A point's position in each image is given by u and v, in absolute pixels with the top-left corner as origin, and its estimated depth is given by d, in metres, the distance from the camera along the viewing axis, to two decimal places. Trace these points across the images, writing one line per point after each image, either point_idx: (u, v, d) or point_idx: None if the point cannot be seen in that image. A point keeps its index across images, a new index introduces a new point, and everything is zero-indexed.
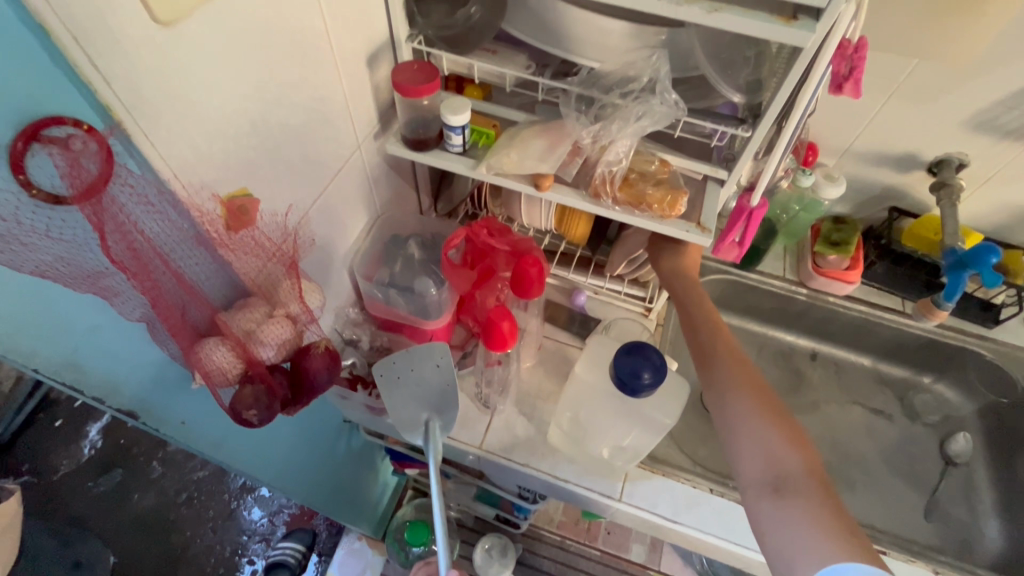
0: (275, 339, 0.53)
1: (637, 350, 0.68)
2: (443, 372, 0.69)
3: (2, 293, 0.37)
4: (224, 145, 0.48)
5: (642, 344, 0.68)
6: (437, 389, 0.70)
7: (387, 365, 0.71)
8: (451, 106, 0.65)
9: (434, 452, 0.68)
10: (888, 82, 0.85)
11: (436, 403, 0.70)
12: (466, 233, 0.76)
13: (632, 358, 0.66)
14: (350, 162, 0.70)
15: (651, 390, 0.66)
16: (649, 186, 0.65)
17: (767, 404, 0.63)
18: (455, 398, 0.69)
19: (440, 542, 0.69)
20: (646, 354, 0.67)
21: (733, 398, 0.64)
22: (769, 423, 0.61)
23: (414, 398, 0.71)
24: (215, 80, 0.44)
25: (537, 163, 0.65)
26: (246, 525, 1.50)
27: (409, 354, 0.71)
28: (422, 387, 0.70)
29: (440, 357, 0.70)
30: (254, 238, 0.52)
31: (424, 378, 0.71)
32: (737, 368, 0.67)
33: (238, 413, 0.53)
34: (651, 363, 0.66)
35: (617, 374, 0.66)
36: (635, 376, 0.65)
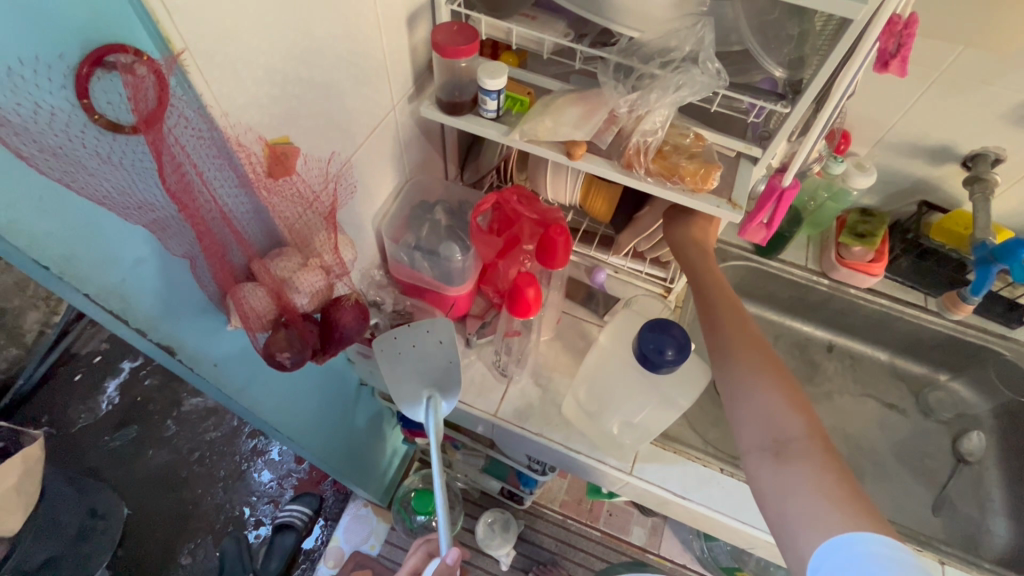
0: (309, 286, 0.54)
1: (662, 326, 0.64)
2: (445, 348, 0.73)
3: (60, 216, 0.37)
4: (270, 89, 0.48)
5: (667, 322, 0.65)
6: (439, 366, 0.73)
7: (389, 341, 0.73)
8: (488, 70, 0.65)
9: (437, 424, 0.69)
10: (930, 70, 0.83)
11: (437, 378, 0.72)
12: (495, 198, 0.76)
13: (657, 334, 0.63)
14: (385, 122, 0.70)
15: (673, 367, 0.63)
16: (682, 159, 0.65)
17: (771, 370, 0.63)
18: (458, 373, 0.72)
19: (440, 514, 0.70)
20: (670, 332, 0.64)
21: (734, 365, 0.64)
22: (771, 389, 0.61)
23: (414, 372, 0.72)
24: (266, 21, 0.45)
25: (572, 130, 0.65)
26: (256, 486, 1.57)
27: (412, 328, 0.74)
28: (424, 363, 0.73)
29: (442, 334, 0.74)
30: (296, 186, 0.54)
31: (424, 354, 0.73)
32: (744, 333, 0.66)
33: (271, 357, 0.54)
34: (675, 340, 0.63)
35: (640, 349, 0.63)
36: (658, 351, 0.62)
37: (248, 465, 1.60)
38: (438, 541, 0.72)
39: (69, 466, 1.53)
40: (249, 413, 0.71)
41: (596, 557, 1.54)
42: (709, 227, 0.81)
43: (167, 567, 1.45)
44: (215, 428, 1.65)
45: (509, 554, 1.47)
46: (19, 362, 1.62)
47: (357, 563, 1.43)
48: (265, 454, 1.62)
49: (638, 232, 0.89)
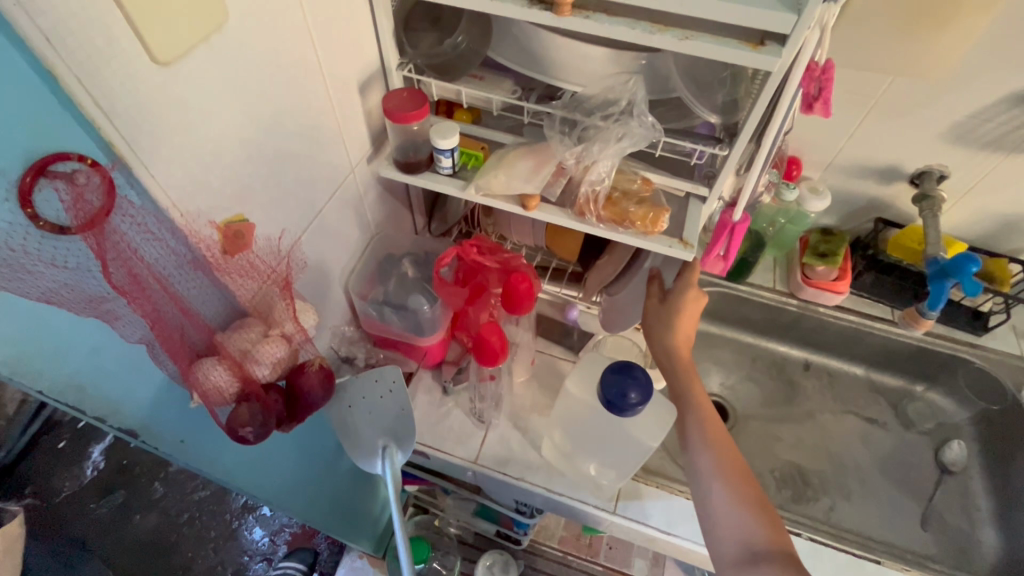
0: (270, 357, 0.55)
1: (626, 369, 0.66)
2: (396, 397, 0.71)
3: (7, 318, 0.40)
4: (222, 171, 0.50)
5: (630, 363, 0.67)
6: (392, 415, 0.72)
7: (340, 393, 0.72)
8: (439, 131, 0.67)
9: (392, 476, 0.71)
10: (866, 98, 0.87)
11: (392, 429, 0.73)
12: (456, 250, 0.77)
13: (620, 378, 0.64)
14: (344, 185, 0.73)
15: (639, 410, 0.64)
16: (632, 204, 0.67)
17: (743, 485, 0.66)
18: (411, 421, 0.72)
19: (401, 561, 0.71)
20: (633, 374, 0.65)
21: (710, 484, 0.68)
22: (745, 507, 0.65)
23: (371, 423, 0.73)
24: (211, 112, 0.47)
25: (523, 184, 0.67)
26: (248, 545, 1.54)
27: (359, 379, 0.72)
28: (376, 413, 0.72)
29: (389, 382, 0.71)
30: (249, 261, 0.55)
31: (376, 403, 0.72)
32: (717, 448, 0.70)
33: (234, 431, 0.54)
34: (639, 383, 0.64)
35: (605, 394, 0.65)
36: (623, 396, 0.64)
37: (238, 524, 1.56)
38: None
39: (52, 539, 1.49)
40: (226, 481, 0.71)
41: None
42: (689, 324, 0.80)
43: None
44: (205, 487, 1.62)
45: None
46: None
47: None
48: (256, 511, 1.58)
49: (600, 276, 0.91)
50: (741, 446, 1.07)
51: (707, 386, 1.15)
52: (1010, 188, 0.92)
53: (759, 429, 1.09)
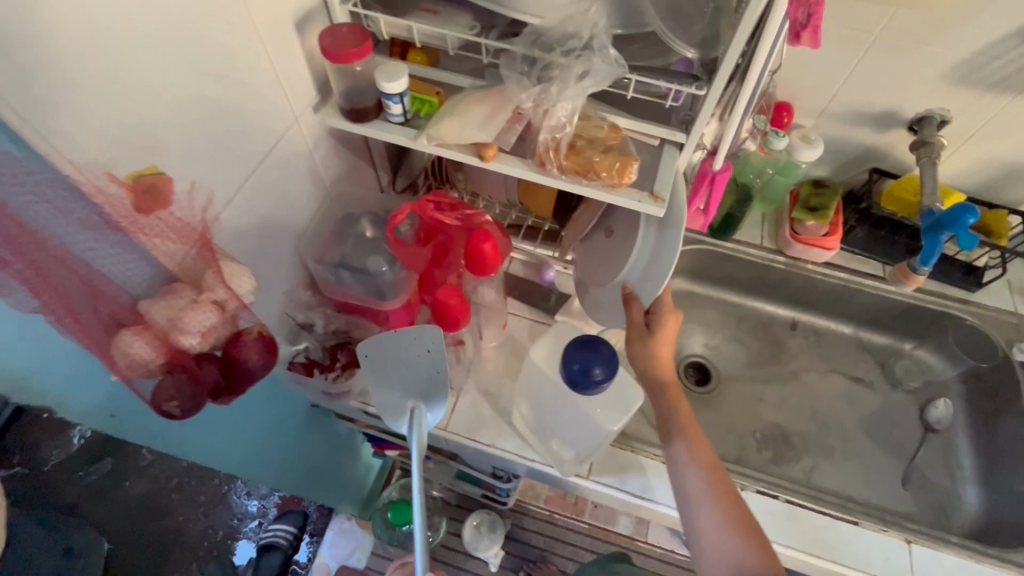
0: (198, 326, 0.50)
1: (590, 344, 0.62)
2: (434, 357, 0.66)
3: None
4: (124, 119, 0.45)
5: (595, 339, 0.62)
6: (425, 374, 0.68)
7: (371, 349, 0.67)
8: (387, 72, 0.61)
9: (421, 440, 0.67)
10: (865, 35, 0.80)
11: (422, 389, 0.69)
12: (411, 208, 0.72)
13: (583, 353, 0.60)
14: (288, 137, 0.66)
15: (605, 387, 0.60)
16: (597, 153, 0.61)
17: (729, 505, 0.66)
18: (443, 383, 0.68)
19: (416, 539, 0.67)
20: (598, 349, 0.61)
21: (698, 509, 0.67)
22: (737, 532, 0.64)
23: (400, 382, 0.69)
24: (91, 49, 0.41)
25: (477, 131, 0.61)
26: (238, 510, 1.58)
27: (396, 337, 0.65)
28: (408, 372, 0.68)
29: (432, 343, 0.65)
30: (167, 220, 0.49)
31: (412, 363, 0.67)
32: (709, 473, 0.68)
33: (159, 406, 0.50)
34: (603, 359, 0.60)
35: (568, 371, 0.60)
36: (586, 371, 0.60)
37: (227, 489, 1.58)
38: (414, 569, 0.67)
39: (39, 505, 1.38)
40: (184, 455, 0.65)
41: (584, 549, 1.53)
42: (663, 334, 0.73)
43: None
44: None
45: (496, 555, 1.46)
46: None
47: None
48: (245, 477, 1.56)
49: (577, 231, 0.87)
50: (723, 407, 1.04)
51: (690, 346, 1.11)
52: (1014, 133, 0.86)
53: (742, 390, 1.06)
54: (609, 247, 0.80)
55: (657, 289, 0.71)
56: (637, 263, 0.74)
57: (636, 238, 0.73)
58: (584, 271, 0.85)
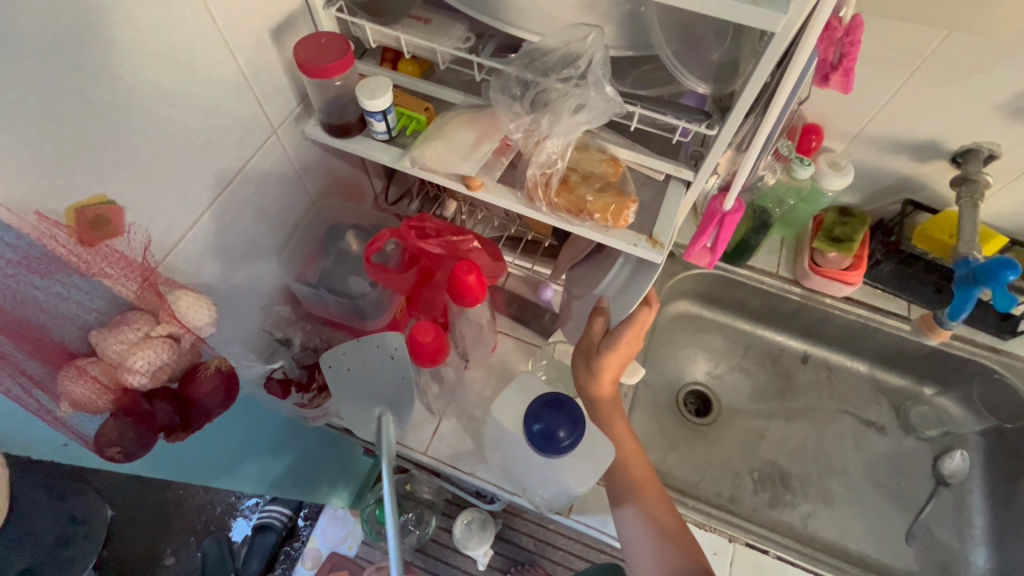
0: (147, 365, 0.48)
1: (556, 403, 0.64)
2: (398, 364, 0.64)
3: None
4: (60, 144, 0.41)
5: (561, 398, 0.64)
6: (391, 382, 0.66)
7: (336, 357, 0.65)
8: (368, 89, 0.56)
9: (388, 445, 0.62)
10: (911, 58, 0.71)
11: (389, 395, 0.66)
12: (393, 232, 0.68)
13: (548, 413, 0.63)
14: (265, 150, 0.62)
15: (568, 449, 0.62)
16: (591, 191, 0.56)
17: (660, 516, 0.68)
18: (412, 390, 0.65)
19: (390, 542, 0.66)
20: (565, 409, 0.63)
21: (631, 525, 0.68)
22: (664, 539, 0.66)
23: (366, 391, 0.66)
24: (14, 73, 0.37)
25: (460, 161, 0.56)
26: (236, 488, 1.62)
27: (358, 345, 0.65)
28: (374, 379, 0.66)
29: (394, 347, 0.64)
30: (115, 253, 0.46)
31: (376, 369, 0.65)
32: (637, 488, 0.70)
33: (101, 450, 0.47)
34: (568, 419, 0.63)
35: (529, 432, 0.63)
36: (551, 435, 0.62)
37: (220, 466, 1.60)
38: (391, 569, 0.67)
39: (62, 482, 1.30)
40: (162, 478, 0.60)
41: (574, 555, 1.52)
42: (617, 357, 0.72)
43: (151, 567, 1.53)
44: None
45: (485, 556, 1.46)
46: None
47: (334, 563, 1.46)
48: None
49: (573, 253, 0.83)
50: (722, 441, 1.00)
51: (692, 373, 1.06)
52: None
53: (743, 424, 1.01)
54: (591, 261, 0.78)
55: (629, 308, 0.69)
56: (615, 279, 0.71)
57: (615, 258, 0.71)
58: (568, 292, 0.82)
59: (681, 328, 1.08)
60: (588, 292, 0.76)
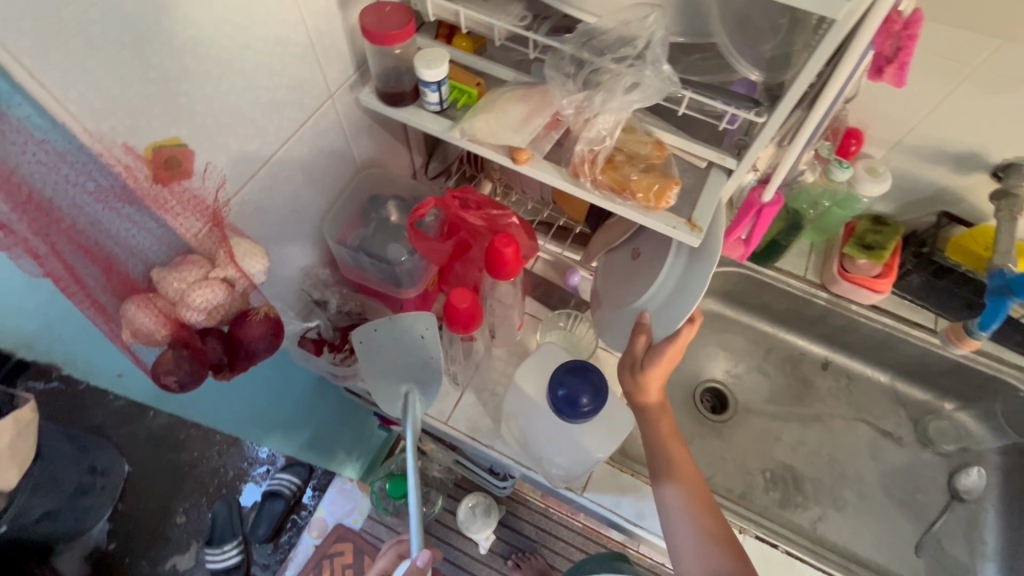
0: (205, 304, 0.50)
1: (580, 371, 0.67)
2: (428, 345, 0.68)
3: None
4: (147, 86, 0.44)
5: (586, 365, 0.67)
6: (420, 361, 0.69)
7: (368, 333, 0.68)
8: (425, 59, 0.58)
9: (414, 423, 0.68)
10: (960, 67, 0.71)
11: (416, 374, 0.70)
12: (437, 201, 0.70)
13: (571, 381, 0.65)
14: (321, 114, 0.65)
15: (589, 417, 0.65)
16: (635, 171, 0.57)
17: (705, 515, 0.67)
18: (438, 370, 0.70)
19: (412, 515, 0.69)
20: (589, 376, 0.66)
21: (674, 519, 0.67)
22: (708, 538, 0.65)
23: (395, 368, 0.70)
24: (113, 13, 0.39)
25: (510, 133, 0.58)
26: (249, 454, 1.67)
27: (392, 323, 0.68)
28: (403, 358, 0.69)
29: (424, 328, 0.67)
30: (186, 193, 0.49)
31: (407, 347, 0.69)
32: (680, 481, 0.68)
33: (158, 378, 0.49)
34: (591, 387, 0.65)
35: (553, 398, 0.66)
36: (574, 401, 0.65)
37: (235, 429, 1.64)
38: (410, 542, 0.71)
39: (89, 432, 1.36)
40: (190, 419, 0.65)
41: (575, 548, 1.54)
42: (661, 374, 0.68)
43: (163, 524, 1.58)
44: None
45: (486, 540, 1.49)
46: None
47: (339, 535, 1.52)
48: None
49: (606, 240, 0.83)
50: (736, 440, 1.00)
51: (710, 371, 1.07)
52: None
53: (758, 425, 1.02)
54: (629, 270, 0.76)
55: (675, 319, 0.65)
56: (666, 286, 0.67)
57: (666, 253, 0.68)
58: (603, 283, 0.83)
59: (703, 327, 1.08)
60: (632, 302, 0.73)
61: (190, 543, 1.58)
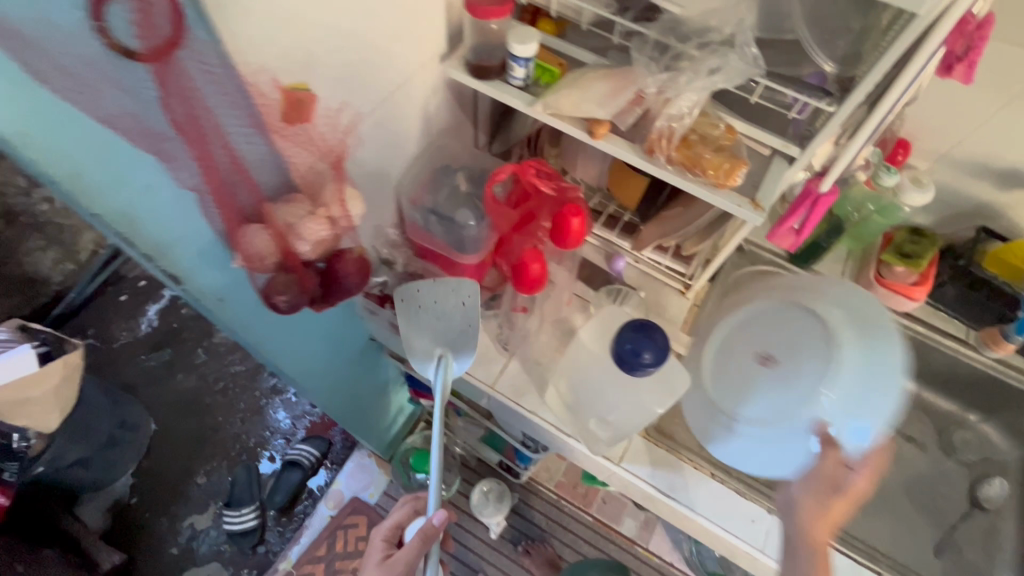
0: (313, 236, 0.55)
1: (645, 330, 0.73)
2: (467, 310, 0.72)
3: (86, 141, 0.41)
4: (292, 29, 0.49)
5: (650, 325, 0.73)
6: (457, 327, 0.73)
7: (411, 292, 0.73)
8: (519, 36, 0.64)
9: (443, 385, 0.73)
10: (1011, 84, 0.75)
11: (452, 339, 0.74)
12: (514, 169, 0.75)
13: (636, 338, 0.72)
14: (414, 81, 0.70)
15: (650, 371, 0.72)
16: (708, 151, 0.61)
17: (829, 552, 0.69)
18: (474, 338, 0.73)
19: (433, 470, 0.73)
20: (651, 335, 0.72)
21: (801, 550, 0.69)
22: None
23: (432, 330, 0.74)
24: None
25: (595, 107, 0.63)
26: (270, 423, 1.72)
27: (437, 284, 0.73)
28: (443, 321, 0.74)
29: (467, 295, 0.72)
30: (308, 133, 0.54)
31: (446, 311, 0.73)
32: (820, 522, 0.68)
33: (269, 297, 0.58)
34: (654, 345, 0.72)
35: (620, 350, 0.72)
36: (637, 355, 0.71)
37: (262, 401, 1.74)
38: (427, 496, 0.76)
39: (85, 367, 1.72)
40: (259, 350, 0.72)
41: (585, 540, 1.56)
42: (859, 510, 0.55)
43: (185, 483, 1.63)
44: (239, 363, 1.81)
45: (498, 525, 1.52)
46: (71, 276, 1.76)
47: (355, 506, 1.58)
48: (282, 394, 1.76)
49: (660, 232, 0.87)
50: None
51: None
52: None
53: None
54: (778, 378, 0.79)
55: None
56: None
57: None
58: None
59: None
60: None
61: (208, 504, 1.61)
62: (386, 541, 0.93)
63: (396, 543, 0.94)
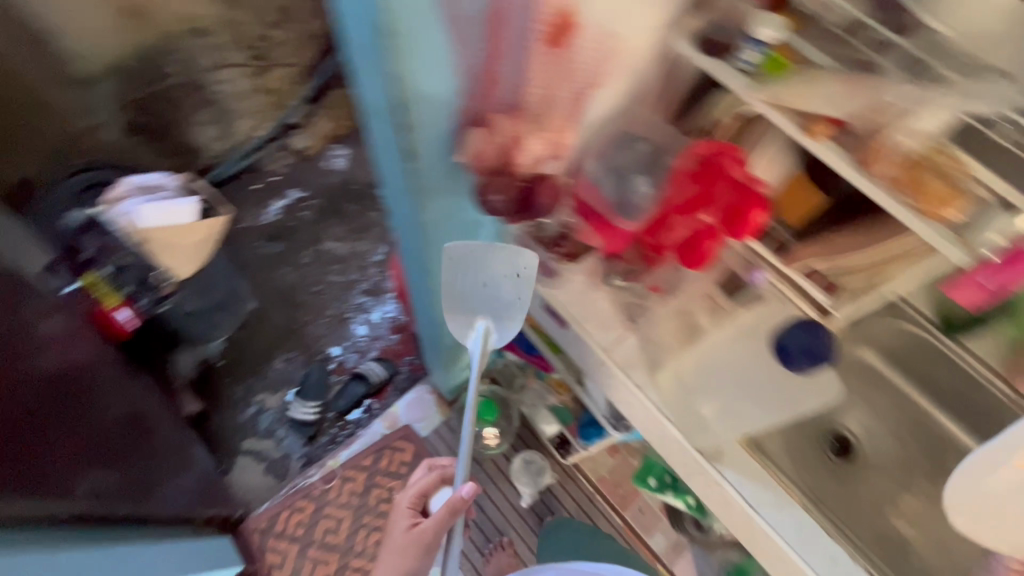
0: (536, 150, 0.72)
1: (811, 330, 0.92)
2: (519, 281, 0.88)
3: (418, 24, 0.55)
4: None
5: (817, 327, 0.92)
6: (505, 293, 0.90)
7: (463, 249, 0.86)
8: (768, 20, 0.67)
9: (482, 350, 0.91)
10: None
11: (495, 310, 0.92)
12: (713, 147, 0.77)
13: (803, 337, 0.92)
14: (643, 39, 0.72)
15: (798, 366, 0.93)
16: (935, 177, 0.62)
17: None
18: (521, 308, 0.90)
19: (466, 422, 0.92)
20: (817, 335, 0.92)
21: None
22: None
23: (481, 302, 0.92)
24: None
25: (825, 104, 0.64)
26: (349, 335, 1.96)
27: (494, 250, 0.86)
28: (494, 287, 0.90)
29: (524, 266, 0.87)
30: (562, 57, 0.66)
31: (495, 279, 0.89)
32: None
33: (487, 195, 0.80)
34: (810, 345, 0.92)
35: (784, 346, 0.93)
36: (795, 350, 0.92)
37: (346, 311, 2.00)
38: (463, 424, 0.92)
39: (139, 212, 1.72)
40: (419, 238, 0.87)
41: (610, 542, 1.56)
42: None
43: (266, 363, 1.91)
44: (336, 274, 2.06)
45: (527, 496, 1.58)
46: (220, 155, 2.10)
47: (405, 434, 1.77)
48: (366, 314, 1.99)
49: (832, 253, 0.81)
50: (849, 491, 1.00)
51: (845, 420, 1.06)
52: None
53: (877, 486, 1.01)
54: None
55: None
56: None
57: None
58: None
59: (857, 377, 1.06)
60: None
61: (280, 388, 1.88)
62: (410, 508, 1.19)
63: (419, 511, 1.20)
